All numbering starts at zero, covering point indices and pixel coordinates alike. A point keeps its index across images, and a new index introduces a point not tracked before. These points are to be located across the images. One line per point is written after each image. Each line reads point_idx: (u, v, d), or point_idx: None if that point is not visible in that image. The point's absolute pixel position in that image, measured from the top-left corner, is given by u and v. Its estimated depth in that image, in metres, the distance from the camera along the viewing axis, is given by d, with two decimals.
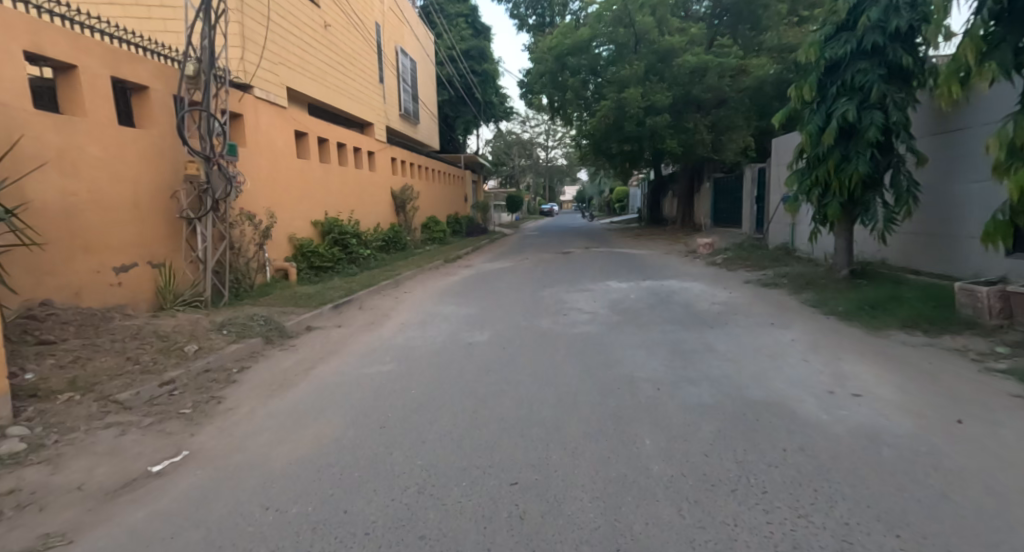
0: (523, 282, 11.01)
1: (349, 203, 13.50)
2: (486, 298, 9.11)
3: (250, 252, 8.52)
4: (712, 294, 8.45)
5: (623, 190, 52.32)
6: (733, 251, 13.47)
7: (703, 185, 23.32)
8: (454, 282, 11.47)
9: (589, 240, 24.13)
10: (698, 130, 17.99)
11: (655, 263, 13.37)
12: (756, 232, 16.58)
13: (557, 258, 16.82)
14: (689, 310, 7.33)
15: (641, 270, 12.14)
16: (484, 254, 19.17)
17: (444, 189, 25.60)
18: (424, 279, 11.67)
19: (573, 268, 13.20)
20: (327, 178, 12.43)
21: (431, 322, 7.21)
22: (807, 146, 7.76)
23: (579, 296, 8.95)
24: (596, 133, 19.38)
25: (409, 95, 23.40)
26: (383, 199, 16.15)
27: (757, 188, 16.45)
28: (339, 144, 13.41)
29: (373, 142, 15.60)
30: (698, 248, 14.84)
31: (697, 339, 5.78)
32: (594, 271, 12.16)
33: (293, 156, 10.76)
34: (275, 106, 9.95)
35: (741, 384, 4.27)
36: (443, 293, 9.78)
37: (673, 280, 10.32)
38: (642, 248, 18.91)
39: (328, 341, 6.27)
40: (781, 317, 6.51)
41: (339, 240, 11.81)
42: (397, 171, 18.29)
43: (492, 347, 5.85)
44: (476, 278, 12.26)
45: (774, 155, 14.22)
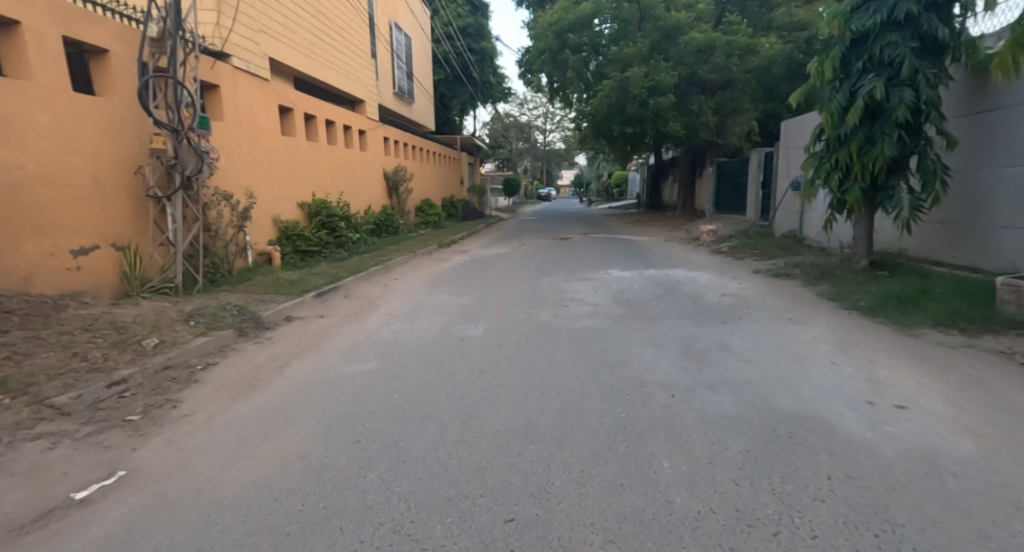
0: (521, 270, 10.50)
1: (339, 184, 12.90)
2: (481, 286, 8.61)
3: (228, 236, 7.96)
4: (720, 285, 7.98)
5: (622, 174, 51.61)
6: (738, 239, 13.00)
7: (705, 170, 22.75)
8: (448, 268, 10.96)
9: (588, 226, 23.61)
10: (702, 111, 17.58)
11: (657, 251, 12.89)
12: (761, 220, 16.07)
13: (555, 244, 16.29)
14: (698, 303, 6.86)
15: (644, 258, 11.65)
16: (480, 239, 18.62)
17: (439, 172, 24.91)
18: (417, 265, 11.14)
19: (572, 255, 12.71)
20: (316, 158, 11.81)
21: (421, 313, 6.71)
22: (828, 127, 7.25)
23: (580, 285, 8.46)
24: (597, 114, 18.77)
25: (404, 73, 22.61)
26: (375, 181, 15.54)
27: (763, 173, 15.92)
28: (328, 121, 12.77)
29: (365, 121, 14.95)
30: (702, 235, 14.36)
31: (710, 336, 5.31)
32: (595, 258, 11.67)
33: (278, 133, 10.15)
34: (257, 78, 9.32)
35: (765, 391, 3.79)
36: (436, 280, 9.26)
37: (678, 269, 9.85)
38: (642, 235, 18.43)
39: (309, 333, 5.76)
40: (799, 312, 6.04)
41: (327, 224, 11.25)
42: (390, 151, 17.62)
43: (487, 342, 5.37)
44: (471, 264, 11.74)
45: (783, 138, 13.66)
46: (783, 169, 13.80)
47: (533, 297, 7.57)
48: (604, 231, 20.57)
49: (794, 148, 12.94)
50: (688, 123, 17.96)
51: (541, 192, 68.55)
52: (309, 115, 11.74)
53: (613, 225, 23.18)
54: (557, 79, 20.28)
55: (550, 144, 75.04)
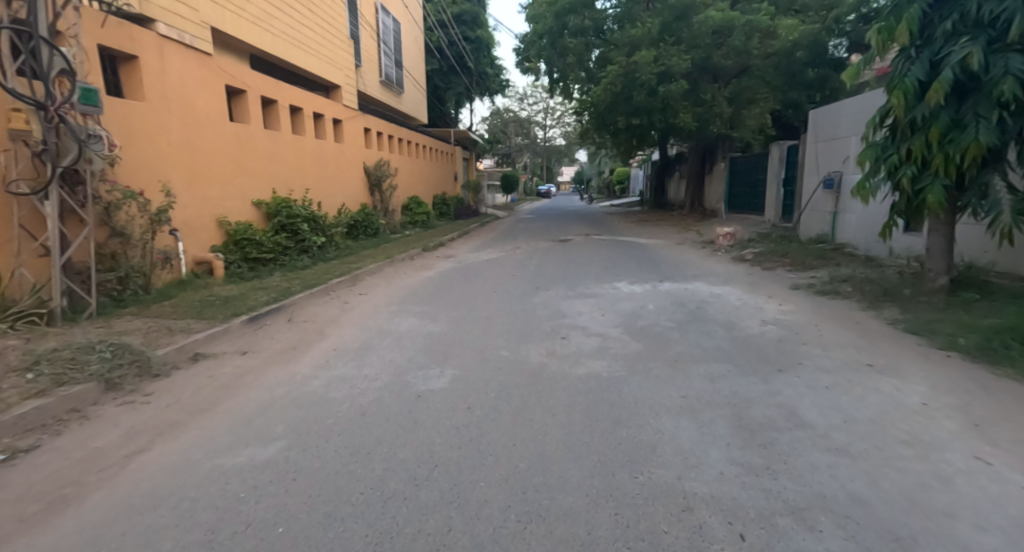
0: (512, 280, 9.02)
1: (307, 180, 11.40)
2: (462, 304, 7.12)
3: (145, 243, 6.38)
4: (755, 308, 6.50)
5: (623, 171, 49.92)
6: (761, 244, 11.51)
7: (716, 166, 21.26)
8: (430, 279, 9.46)
9: (589, 226, 22.13)
10: (716, 100, 16.24)
11: (669, 257, 11.41)
12: (782, 222, 14.56)
13: (554, 247, 14.80)
14: (735, 334, 5.37)
15: (655, 266, 10.15)
16: (472, 240, 17.12)
17: (430, 166, 23.43)
18: (394, 275, 9.64)
19: (574, 261, 11.24)
20: (277, 149, 10.30)
21: (378, 347, 5.21)
22: (898, 110, 5.70)
23: (583, 304, 7.00)
24: (600, 104, 17.32)
25: (391, 60, 21.09)
26: (352, 176, 14.04)
27: (784, 169, 14.42)
28: (295, 107, 11.23)
29: (340, 108, 13.39)
30: (718, 239, 12.88)
31: (767, 394, 3.81)
32: (599, 267, 10.18)
33: (226, 119, 8.63)
34: (194, 51, 7.79)
35: (899, 529, 2.24)
36: (410, 295, 7.77)
37: (698, 282, 8.36)
38: (648, 237, 16.93)
39: (215, 380, 4.23)
40: (875, 351, 4.54)
41: (286, 226, 9.70)
42: (372, 144, 16.11)
43: (456, 399, 3.88)
44: (456, 273, 10.24)
45: (812, 130, 12.18)
46: (810, 164, 12.29)
47: (525, 322, 6.09)
48: (607, 231, 19.11)
49: (827, 140, 11.45)
50: (699, 113, 16.60)
51: (541, 189, 66.99)
52: (269, 100, 10.20)
53: (616, 225, 21.72)
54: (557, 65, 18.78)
55: (550, 140, 73.39)
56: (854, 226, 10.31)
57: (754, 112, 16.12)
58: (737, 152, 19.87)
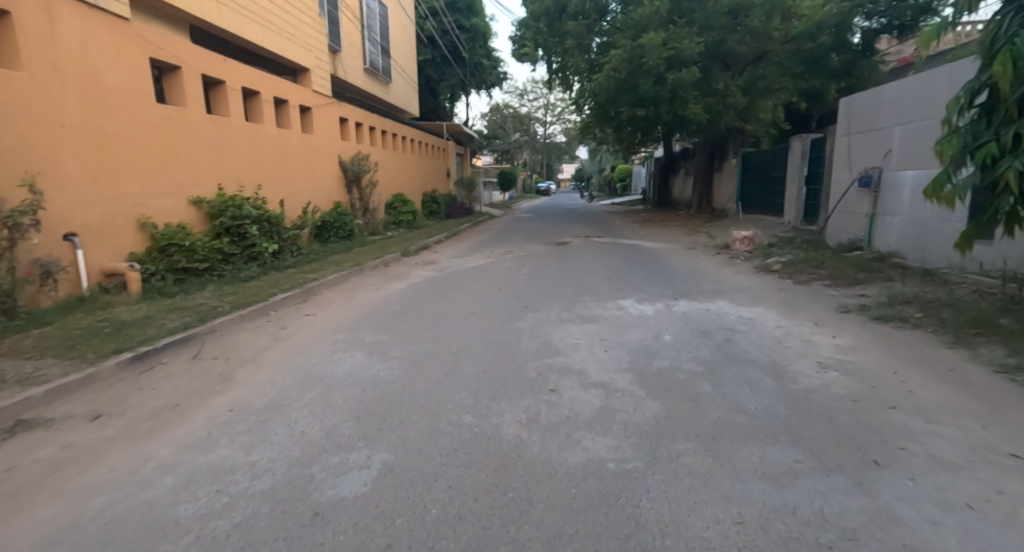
0: (498, 295, 7.63)
1: (262, 174, 9.96)
2: (429, 331, 5.70)
3: (7, 254, 4.89)
4: (803, 341, 5.05)
5: (625, 169, 48.29)
6: (787, 251, 10.09)
7: (727, 162, 19.87)
8: (402, 292, 8.03)
9: (589, 226, 20.72)
10: (730, 90, 15.20)
11: (681, 266, 10.01)
12: (804, 224, 13.16)
13: (550, 251, 13.43)
14: (788, 386, 3.92)
15: (665, 278, 8.73)
16: (461, 242, 15.70)
17: (419, 162, 21.98)
18: (359, 288, 8.20)
19: (570, 271, 9.83)
20: (224, 138, 8.87)
21: (297, 404, 3.77)
22: (1002, 82, 4.19)
23: (581, 333, 5.57)
24: (601, 94, 15.97)
25: (376, 47, 19.69)
26: (321, 170, 12.58)
27: (807, 166, 13.03)
28: (250, 91, 9.79)
29: (307, 94, 11.95)
30: (736, 242, 11.64)
31: (875, 517, 2.35)
32: (599, 278, 8.77)
33: (151, 99, 7.21)
34: (101, 14, 6.36)
35: None
36: (369, 317, 6.32)
37: (720, 300, 6.93)
38: (653, 240, 15.54)
39: (13, 476, 2.75)
40: (1008, 427, 3.10)
41: (231, 230, 8.25)
42: (350, 137, 14.68)
43: (375, 523, 2.42)
44: (434, 284, 8.80)
45: (842, 121, 10.83)
46: (841, 160, 10.90)
47: (505, 362, 4.66)
48: (608, 233, 17.70)
49: (862, 133, 10.10)
50: (710, 104, 15.48)
51: (540, 187, 65.84)
52: (214, 81, 8.79)
53: (619, 226, 20.31)
54: (557, 54, 17.46)
55: (550, 137, 71.80)
56: (898, 231, 8.88)
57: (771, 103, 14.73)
58: (749, 146, 18.49)
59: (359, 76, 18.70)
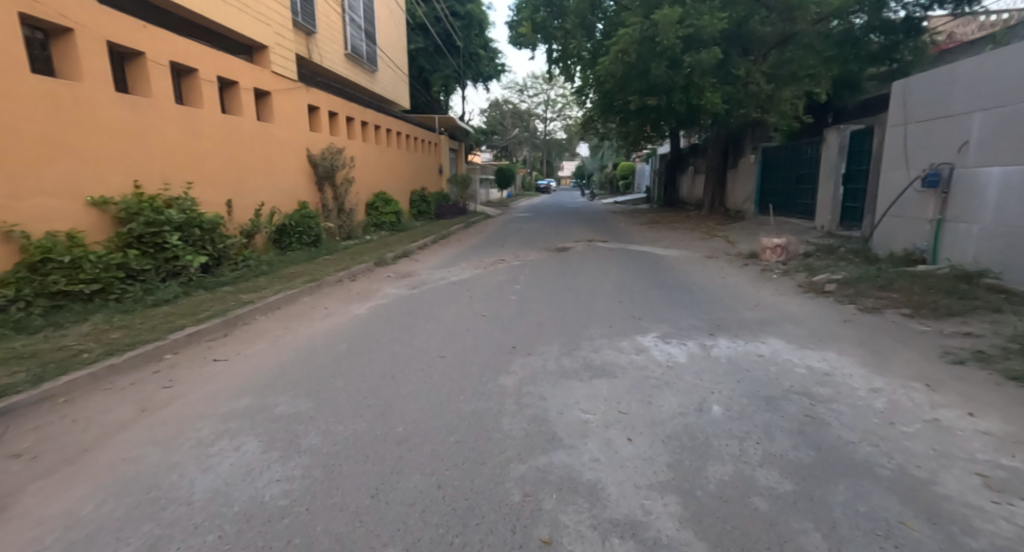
0: (480, 326, 5.97)
1: (197, 169, 8.22)
2: (371, 395, 3.98)
3: None
4: (927, 423, 3.33)
5: (628, 166, 46.57)
6: (834, 266, 8.36)
7: (743, 159, 18.20)
8: (359, 321, 6.31)
9: (592, 227, 19.06)
10: (752, 77, 13.68)
11: (706, 282, 8.34)
12: (840, 230, 11.62)
13: (548, 260, 11.82)
14: (965, 546, 2.20)
15: (689, 301, 7.07)
16: (449, 247, 14.02)
17: (408, 158, 20.30)
18: (305, 315, 6.48)
19: (572, 287, 8.22)
20: (141, 123, 7.15)
21: None
22: None
23: (589, 402, 3.87)
24: (608, 81, 14.45)
25: (360, 31, 18.07)
26: (280, 165, 10.86)
27: (845, 162, 11.47)
28: (182, 66, 8.05)
29: (263, 75, 10.23)
30: (765, 253, 10.19)
31: None
32: (608, 299, 7.13)
33: (25, 68, 5.50)
34: None
35: None
36: (296, 368, 4.59)
37: (772, 339, 5.25)
38: (665, 245, 13.91)
39: None
40: None
41: (145, 241, 6.52)
42: (323, 129, 13.02)
43: None
44: (403, 307, 7.08)
45: (896, 108, 9.13)
46: (893, 155, 9.21)
47: (470, 472, 2.94)
48: (614, 236, 16.04)
49: (926, 122, 8.38)
50: (730, 92, 13.94)
51: (540, 184, 64.07)
52: (130, 51, 7.07)
53: (624, 228, 18.66)
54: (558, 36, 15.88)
55: (550, 134, 70.11)
56: (978, 241, 7.18)
57: (791, 94, 13.20)
58: (767, 141, 16.87)
59: (341, 62, 17.10)
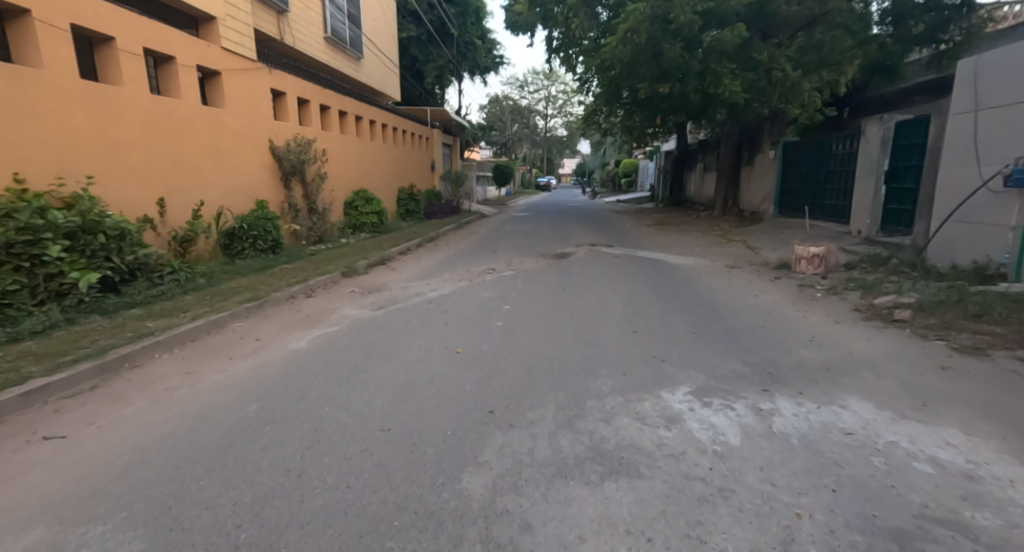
0: (451, 371, 4.48)
1: (110, 160, 6.70)
2: (249, 523, 2.46)
3: None
4: None
5: (629, 163, 45.15)
6: (894, 284, 6.87)
7: (758, 157, 16.91)
8: (291, 361, 4.76)
9: (593, 229, 17.64)
10: (777, 61, 12.46)
11: (736, 304, 6.89)
12: (882, 235, 10.30)
13: (545, 269, 10.41)
14: None
15: (723, 332, 5.59)
16: (436, 253, 12.57)
17: (395, 153, 18.78)
18: (224, 352, 4.94)
19: (574, 307, 6.78)
20: (22, 99, 5.58)
21: None
22: None
23: (603, 540, 2.37)
24: (616, 64, 13.15)
25: (340, 13, 16.59)
26: (232, 158, 9.30)
27: (888, 158, 10.06)
28: (93, 32, 6.51)
29: (210, 52, 8.69)
30: (799, 258, 8.86)
31: None
32: (618, 329, 5.69)
33: None
34: None
35: None
36: (157, 454, 3.03)
37: (853, 400, 3.76)
38: (675, 252, 12.48)
39: None
40: None
41: (15, 252, 4.98)
42: (290, 119, 11.46)
43: None
44: (359, 337, 5.56)
45: (962, 89, 7.60)
46: (956, 149, 7.72)
47: None
48: (619, 239, 14.60)
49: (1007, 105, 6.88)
50: (750, 79, 12.64)
51: (540, 182, 62.65)
52: (9, 7, 5.53)
53: (629, 230, 17.24)
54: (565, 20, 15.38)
55: (549, 130, 68.69)
56: None
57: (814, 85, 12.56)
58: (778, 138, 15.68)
59: (321, 46, 15.70)
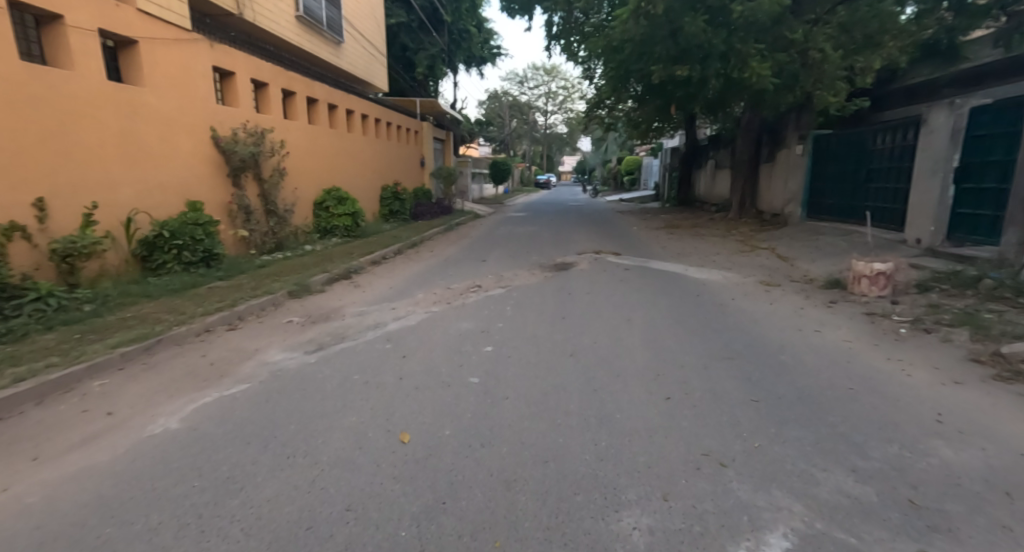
0: (385, 494, 2.73)
1: None
2: None
3: None
4: None
5: (632, 160, 43.59)
6: (1011, 320, 5.13)
7: (781, 153, 15.26)
8: (133, 462, 2.97)
9: (597, 232, 15.95)
10: (814, 40, 11.06)
11: (794, 345, 5.19)
12: (949, 245, 8.64)
13: (541, 284, 8.74)
14: None
15: (799, 401, 3.85)
16: (418, 262, 10.88)
17: (378, 148, 17.04)
18: (35, 444, 3.14)
19: (578, 351, 5.08)
20: None
21: None
22: None
23: None
24: (627, 45, 11.60)
25: None
26: (152, 149, 7.49)
27: (959, 152, 8.38)
28: None
29: (118, 13, 6.87)
30: (856, 276, 7.15)
31: None
32: (644, 396, 3.99)
33: None
34: None
35: None
36: None
37: None
38: (693, 262, 10.78)
39: None
40: None
41: None
42: (242, 104, 9.66)
43: None
44: (267, 405, 3.78)
45: None
46: None
47: None
48: (627, 246, 12.88)
49: None
50: (783, 60, 11.18)
51: (539, 180, 61.02)
52: None
53: (636, 234, 15.54)
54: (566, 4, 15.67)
55: (549, 127, 66.95)
56: None
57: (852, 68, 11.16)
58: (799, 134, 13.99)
59: (297, 26, 14.14)
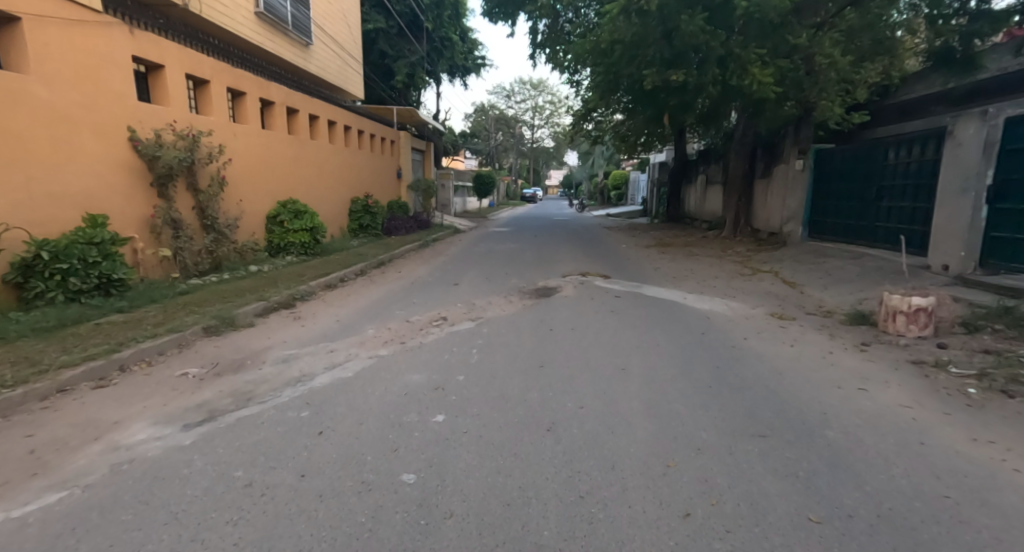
0: None
1: None
2: None
3: None
4: None
5: (619, 174, 42.93)
6: None
7: (778, 168, 14.31)
8: None
9: (583, 250, 14.82)
10: (819, 45, 10.13)
11: (837, 410, 4.01)
12: (981, 272, 7.62)
13: (518, 314, 7.53)
14: None
15: (880, 524, 2.59)
16: (381, 286, 9.58)
17: (346, 157, 15.74)
18: None
19: (557, 424, 3.83)
20: None
21: None
22: None
23: None
24: (617, 46, 10.59)
25: None
26: (40, 150, 6.11)
27: (993, 168, 7.40)
28: None
29: None
30: (890, 313, 6.01)
31: None
32: (654, 511, 2.74)
33: None
34: None
35: None
36: None
37: None
38: (690, 287, 9.65)
39: None
40: None
41: None
42: (173, 102, 8.33)
43: None
44: (65, 537, 2.40)
45: None
46: None
47: None
48: (616, 267, 11.75)
49: None
50: (785, 66, 10.23)
51: (525, 194, 60.16)
52: None
53: (625, 253, 14.43)
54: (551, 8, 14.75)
55: (535, 140, 66.37)
56: None
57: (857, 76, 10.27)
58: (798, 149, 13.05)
59: (259, 24, 12.93)
